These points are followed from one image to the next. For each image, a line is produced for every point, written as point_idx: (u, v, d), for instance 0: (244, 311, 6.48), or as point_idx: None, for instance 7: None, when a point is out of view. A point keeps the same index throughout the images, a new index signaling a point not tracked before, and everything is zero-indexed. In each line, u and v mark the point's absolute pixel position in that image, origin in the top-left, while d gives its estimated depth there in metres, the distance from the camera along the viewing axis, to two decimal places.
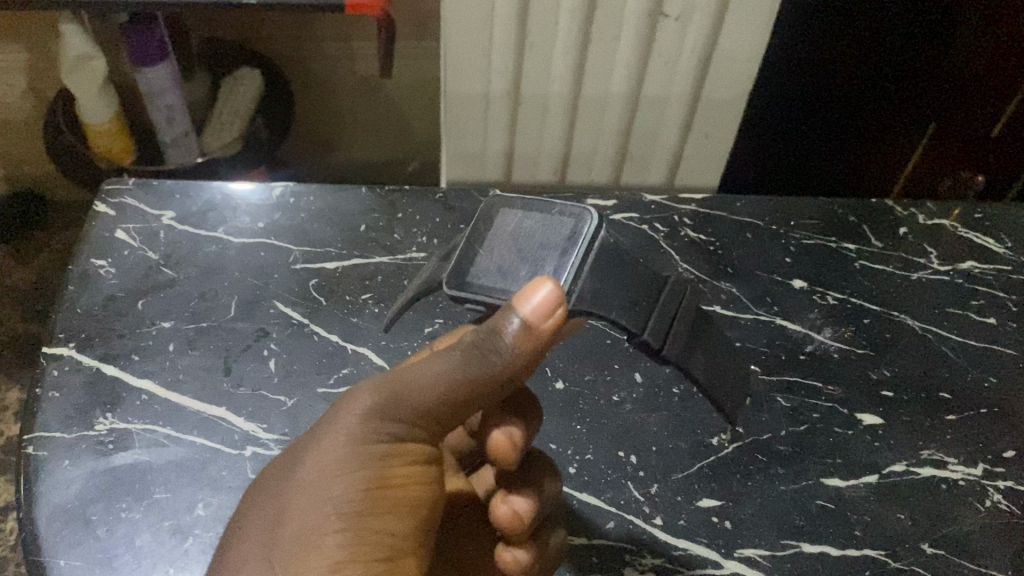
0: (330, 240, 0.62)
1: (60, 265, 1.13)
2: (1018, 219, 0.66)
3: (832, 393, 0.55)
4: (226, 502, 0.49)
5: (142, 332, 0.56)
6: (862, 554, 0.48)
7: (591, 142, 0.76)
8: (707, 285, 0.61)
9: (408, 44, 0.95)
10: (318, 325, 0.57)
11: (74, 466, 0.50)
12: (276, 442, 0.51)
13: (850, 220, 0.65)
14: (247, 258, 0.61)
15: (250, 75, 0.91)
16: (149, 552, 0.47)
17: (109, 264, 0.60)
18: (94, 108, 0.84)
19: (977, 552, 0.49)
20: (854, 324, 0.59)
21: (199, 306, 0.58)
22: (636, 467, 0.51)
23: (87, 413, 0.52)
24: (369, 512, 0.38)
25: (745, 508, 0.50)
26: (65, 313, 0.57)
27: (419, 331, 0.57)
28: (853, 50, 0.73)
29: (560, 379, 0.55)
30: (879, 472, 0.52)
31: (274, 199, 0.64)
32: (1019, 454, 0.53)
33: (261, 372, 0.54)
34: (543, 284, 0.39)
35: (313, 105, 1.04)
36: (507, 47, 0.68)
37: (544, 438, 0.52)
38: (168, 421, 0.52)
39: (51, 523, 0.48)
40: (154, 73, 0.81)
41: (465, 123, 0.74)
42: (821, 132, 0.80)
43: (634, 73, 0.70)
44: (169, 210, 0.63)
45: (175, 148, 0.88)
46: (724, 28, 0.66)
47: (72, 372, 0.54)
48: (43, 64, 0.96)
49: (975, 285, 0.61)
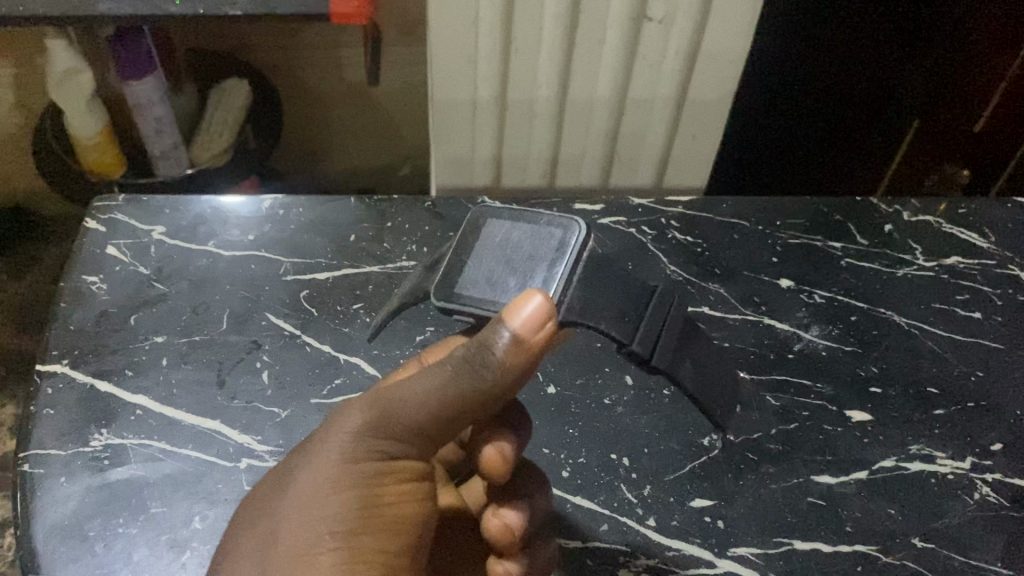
0: (321, 250, 0.63)
1: (55, 279, 1.13)
2: (1002, 213, 0.66)
3: (821, 390, 0.55)
4: (222, 514, 0.49)
5: (135, 347, 0.56)
6: (853, 550, 0.49)
7: (579, 145, 0.77)
8: (695, 286, 0.61)
9: (394, 51, 0.95)
10: (310, 336, 0.57)
11: (70, 483, 0.50)
12: (271, 453, 0.52)
13: (836, 218, 0.66)
14: (237, 270, 0.61)
15: (237, 86, 0.92)
16: (147, 566, 0.47)
17: (100, 280, 0.60)
18: (82, 122, 0.84)
19: (966, 545, 0.50)
20: (841, 321, 0.59)
21: (190, 320, 0.58)
22: (628, 470, 0.52)
23: (82, 429, 0.52)
24: (363, 530, 0.39)
25: (736, 507, 0.50)
26: (57, 330, 0.57)
27: (410, 340, 0.58)
28: (836, 47, 0.74)
29: (552, 384, 0.55)
30: (869, 468, 0.52)
31: (263, 211, 0.65)
32: (1006, 446, 0.53)
33: (254, 384, 0.55)
34: (532, 296, 0.39)
35: (302, 113, 1.04)
36: (493, 56, 0.68)
37: (536, 444, 0.53)
38: (162, 436, 0.52)
39: (49, 540, 0.48)
40: (142, 86, 0.81)
41: (454, 131, 0.75)
42: (806, 131, 0.81)
43: (619, 75, 0.70)
44: (158, 224, 0.64)
45: (164, 161, 0.89)
46: (707, 29, 0.66)
47: (66, 389, 0.54)
48: (31, 79, 0.96)
49: (959, 280, 0.62)
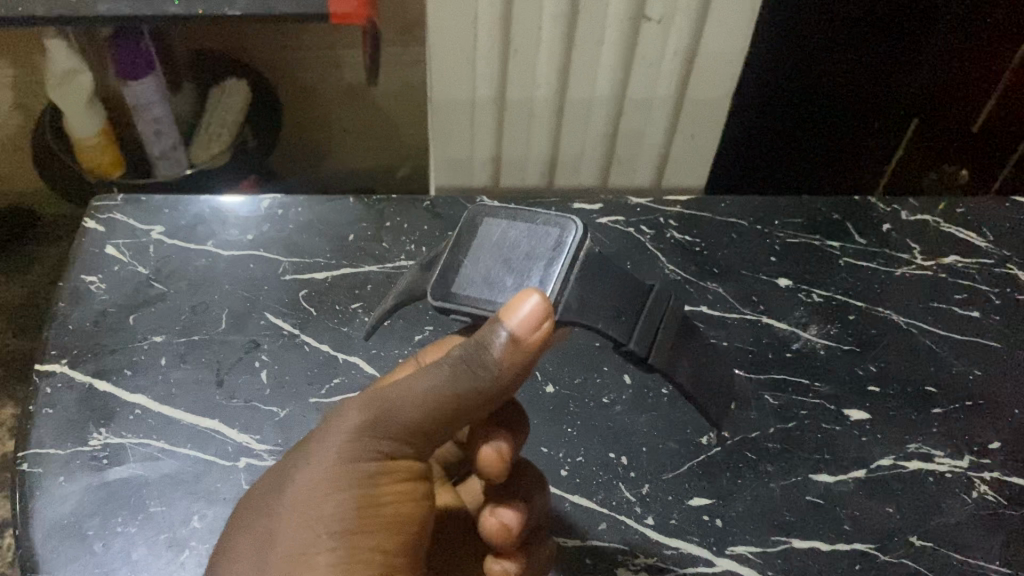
0: (319, 250, 0.63)
1: (54, 280, 1.13)
2: (1000, 212, 0.67)
3: (819, 390, 0.56)
4: (221, 513, 0.49)
5: (134, 347, 0.56)
6: (851, 548, 0.49)
7: (578, 145, 0.77)
8: (694, 285, 0.61)
9: (393, 51, 0.95)
10: (309, 336, 0.57)
11: (69, 482, 0.50)
12: (270, 452, 0.52)
13: (834, 218, 0.66)
14: (236, 269, 0.61)
15: (237, 86, 0.92)
16: (146, 565, 0.47)
17: (100, 280, 0.60)
18: (81, 122, 0.84)
19: (965, 543, 0.50)
20: (840, 320, 0.59)
21: (189, 320, 0.58)
22: (627, 468, 0.52)
23: (81, 429, 0.52)
24: (360, 530, 0.39)
25: (735, 506, 0.50)
26: (56, 330, 0.57)
27: (409, 339, 0.58)
28: (834, 48, 0.74)
29: (550, 383, 0.55)
30: (868, 466, 0.52)
31: (262, 211, 0.65)
32: (1004, 445, 0.54)
33: (253, 384, 0.55)
34: (529, 296, 0.39)
35: (301, 114, 1.04)
36: (492, 56, 0.68)
37: (534, 443, 0.53)
38: (161, 435, 0.52)
39: (48, 539, 0.48)
40: (141, 87, 0.81)
41: (453, 131, 0.75)
42: (804, 131, 0.81)
43: (618, 75, 0.70)
44: (157, 224, 0.64)
45: (164, 161, 0.89)
46: (706, 29, 0.66)
47: (65, 389, 0.54)
48: (30, 80, 0.96)
49: (957, 279, 0.62)
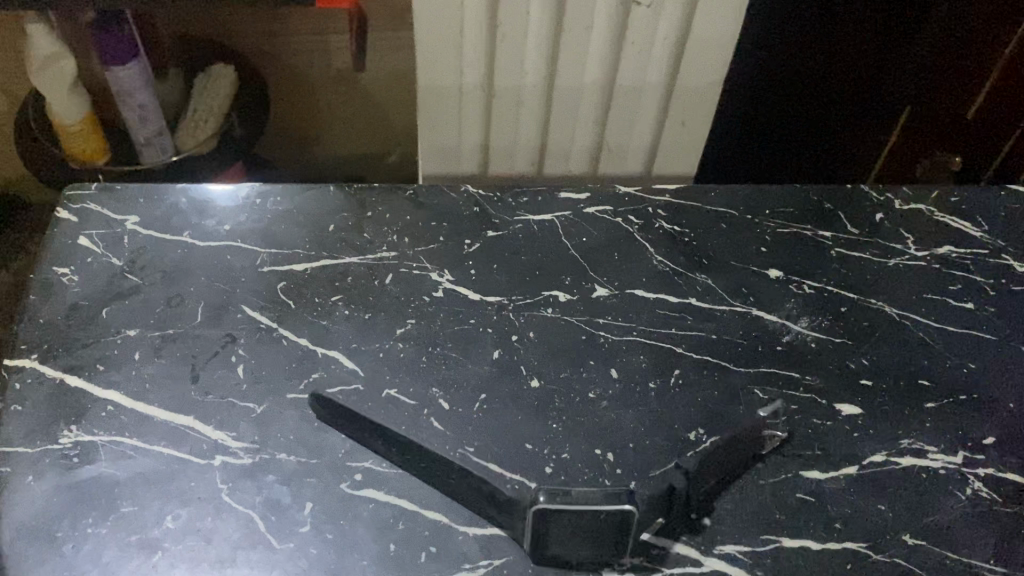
0: (299, 240, 0.61)
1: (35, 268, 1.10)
2: (996, 202, 0.65)
3: (810, 383, 0.54)
4: (196, 514, 0.48)
5: (107, 341, 0.55)
6: (842, 547, 0.48)
7: (568, 132, 0.75)
8: (683, 277, 0.60)
9: (383, 35, 0.93)
10: (287, 330, 0.56)
11: (39, 482, 0.49)
12: (246, 450, 0.50)
13: (826, 207, 0.64)
14: (213, 261, 0.59)
15: (223, 74, 0.90)
16: (117, 567, 0.46)
17: (72, 272, 0.58)
18: (64, 108, 0.82)
19: (958, 542, 0.49)
20: (832, 313, 0.58)
21: (165, 313, 0.56)
22: (613, 466, 0.51)
23: (51, 426, 0.51)
24: None
25: (724, 504, 0.49)
26: (28, 322, 0.56)
27: (391, 332, 0.56)
28: (829, 28, 0.73)
29: (535, 377, 0.54)
30: (858, 463, 0.51)
31: (240, 201, 0.63)
32: (998, 441, 0.53)
33: (228, 380, 0.53)
34: None
35: (287, 99, 1.02)
36: (479, 41, 0.67)
37: (520, 439, 0.51)
38: (134, 433, 0.51)
39: (16, 541, 0.47)
40: (125, 72, 0.79)
41: (440, 117, 0.73)
42: (797, 112, 0.80)
43: (608, 62, 0.68)
44: (133, 214, 0.62)
45: (147, 148, 0.86)
46: (697, 15, 0.65)
47: (35, 384, 0.53)
48: (9, 64, 0.94)
49: (952, 270, 0.61)
